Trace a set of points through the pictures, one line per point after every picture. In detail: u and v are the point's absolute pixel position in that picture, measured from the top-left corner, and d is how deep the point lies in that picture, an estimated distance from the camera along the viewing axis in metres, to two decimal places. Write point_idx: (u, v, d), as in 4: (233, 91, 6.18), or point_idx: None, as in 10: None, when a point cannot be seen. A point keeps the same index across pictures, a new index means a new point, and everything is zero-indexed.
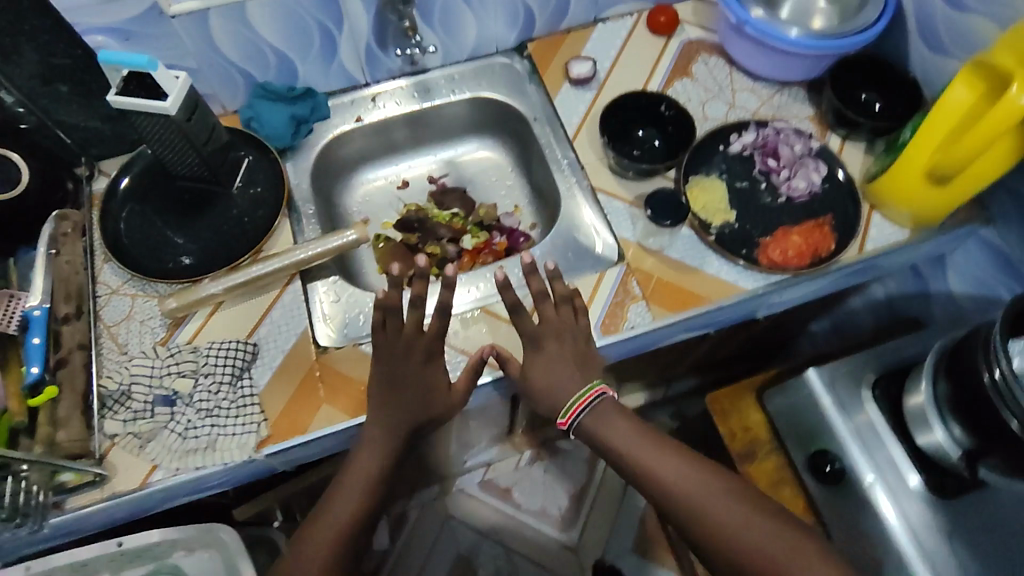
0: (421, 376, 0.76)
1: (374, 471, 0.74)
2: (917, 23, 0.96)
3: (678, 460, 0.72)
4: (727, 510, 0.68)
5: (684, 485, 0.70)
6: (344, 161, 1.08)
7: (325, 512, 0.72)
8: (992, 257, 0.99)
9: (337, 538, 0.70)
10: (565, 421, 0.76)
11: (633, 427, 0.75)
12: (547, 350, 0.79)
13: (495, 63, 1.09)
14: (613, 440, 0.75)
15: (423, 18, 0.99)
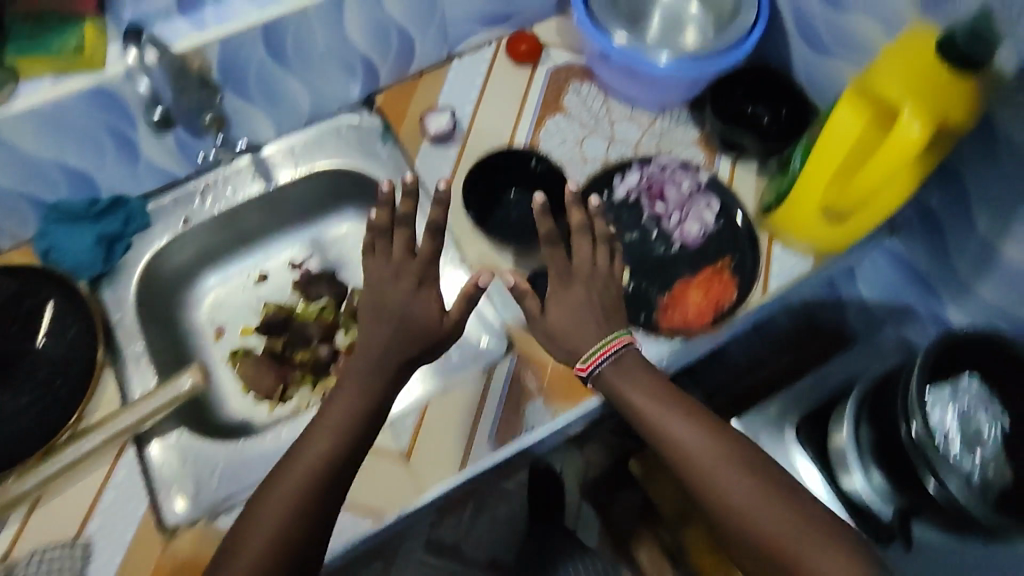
0: (400, 298, 0.68)
1: (335, 454, 0.61)
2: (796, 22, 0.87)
3: (698, 426, 0.64)
4: (738, 487, 0.60)
5: (692, 455, 0.62)
6: (184, 267, 0.93)
7: (272, 485, 0.59)
8: (903, 268, 0.93)
9: (281, 522, 0.57)
10: (586, 367, 0.67)
11: (658, 390, 0.66)
12: (576, 291, 0.69)
13: (341, 126, 0.95)
14: (636, 403, 0.66)
15: (237, 94, 0.82)
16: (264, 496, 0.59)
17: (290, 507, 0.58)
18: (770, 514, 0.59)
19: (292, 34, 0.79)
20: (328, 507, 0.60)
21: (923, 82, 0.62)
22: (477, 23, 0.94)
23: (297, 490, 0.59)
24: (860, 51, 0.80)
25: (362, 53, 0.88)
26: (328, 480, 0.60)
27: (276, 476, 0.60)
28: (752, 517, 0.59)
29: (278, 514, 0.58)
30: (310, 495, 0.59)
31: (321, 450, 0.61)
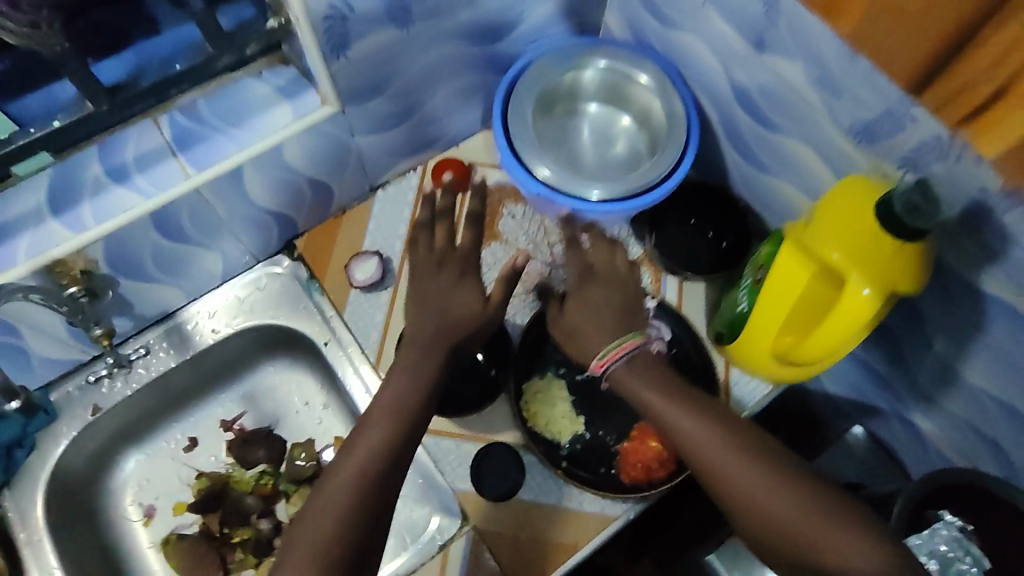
0: (436, 300, 0.68)
1: (385, 451, 0.59)
2: (728, 135, 0.84)
3: (715, 421, 0.61)
4: (746, 479, 0.57)
5: (703, 446, 0.59)
6: (103, 448, 0.86)
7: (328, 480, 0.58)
8: (862, 368, 0.91)
9: (339, 512, 0.55)
10: (603, 363, 0.66)
11: (671, 374, 0.65)
12: (595, 291, 0.70)
13: (261, 279, 0.88)
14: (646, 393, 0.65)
15: (132, 278, 0.76)
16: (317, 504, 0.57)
17: (341, 513, 0.55)
18: (793, 516, 0.54)
19: (188, 214, 0.73)
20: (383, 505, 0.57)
21: (863, 247, 0.60)
22: (397, 156, 0.90)
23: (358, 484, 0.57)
24: (797, 173, 0.77)
25: (272, 210, 0.82)
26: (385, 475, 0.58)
27: (322, 489, 0.58)
28: (765, 513, 0.55)
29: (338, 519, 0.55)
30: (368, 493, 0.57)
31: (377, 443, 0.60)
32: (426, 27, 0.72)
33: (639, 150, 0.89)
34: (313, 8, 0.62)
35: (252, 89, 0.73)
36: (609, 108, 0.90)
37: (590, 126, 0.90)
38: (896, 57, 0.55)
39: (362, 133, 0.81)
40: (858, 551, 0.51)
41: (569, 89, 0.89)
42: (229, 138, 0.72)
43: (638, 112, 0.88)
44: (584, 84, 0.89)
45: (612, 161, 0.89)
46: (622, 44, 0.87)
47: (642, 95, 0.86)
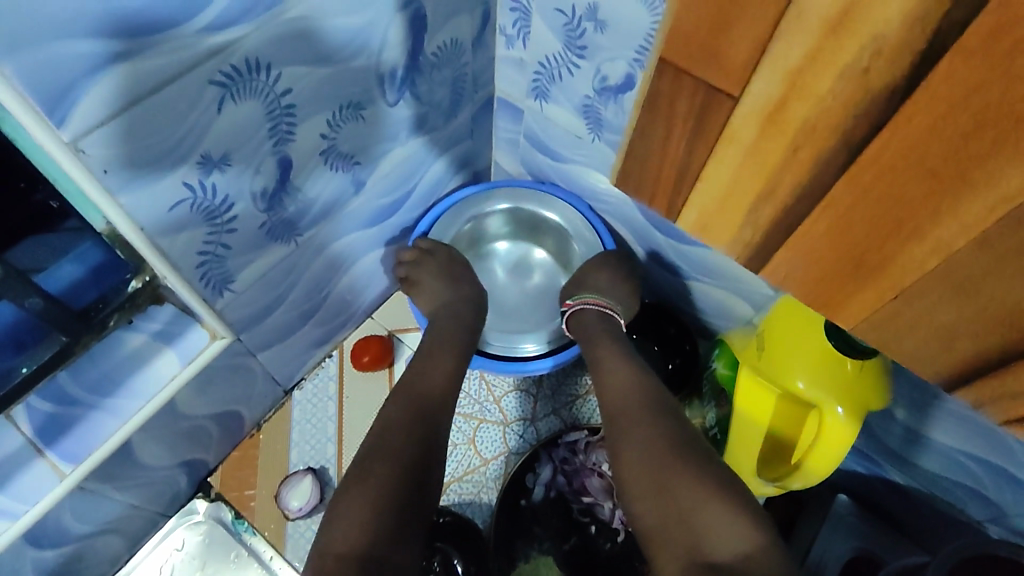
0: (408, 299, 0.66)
1: (414, 430, 0.58)
2: (644, 250, 0.82)
3: (638, 380, 0.64)
4: (651, 439, 0.56)
5: (619, 394, 0.62)
6: None
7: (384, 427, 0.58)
8: None
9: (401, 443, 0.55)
10: (569, 304, 0.77)
11: (633, 355, 0.68)
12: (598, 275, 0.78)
13: (177, 539, 0.76)
14: (608, 365, 0.67)
15: None
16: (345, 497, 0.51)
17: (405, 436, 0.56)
18: (668, 469, 0.53)
19: (71, 509, 0.61)
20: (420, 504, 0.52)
21: (827, 375, 0.59)
22: (312, 348, 0.81)
23: (393, 475, 0.53)
24: (724, 279, 0.75)
25: (179, 458, 0.71)
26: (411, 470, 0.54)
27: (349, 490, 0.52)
28: (660, 485, 0.52)
29: (365, 511, 0.50)
30: (404, 483, 0.52)
31: (408, 438, 0.56)
32: (315, 231, 0.67)
33: (557, 279, 0.87)
34: (184, 263, 0.54)
35: (125, 343, 0.60)
36: (519, 242, 0.88)
37: (504, 264, 0.88)
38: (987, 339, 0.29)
39: (264, 347, 0.73)
40: (723, 530, 0.47)
41: (476, 235, 0.86)
42: (109, 411, 0.60)
43: (548, 243, 0.86)
44: (490, 227, 0.86)
45: (535, 296, 0.87)
46: (522, 181, 0.84)
47: (551, 229, 0.84)
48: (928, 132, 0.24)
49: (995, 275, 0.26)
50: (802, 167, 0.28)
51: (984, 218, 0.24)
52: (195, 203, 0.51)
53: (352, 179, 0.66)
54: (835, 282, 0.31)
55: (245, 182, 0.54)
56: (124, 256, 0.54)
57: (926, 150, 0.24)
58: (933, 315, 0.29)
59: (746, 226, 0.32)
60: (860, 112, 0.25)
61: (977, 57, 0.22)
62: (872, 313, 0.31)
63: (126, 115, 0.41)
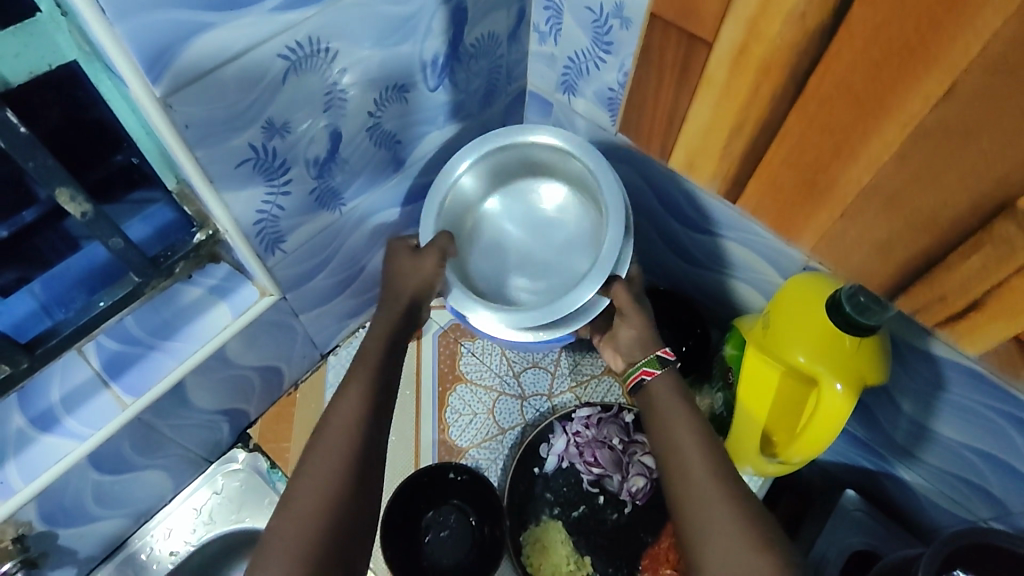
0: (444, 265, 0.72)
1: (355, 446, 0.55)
2: (665, 240, 0.88)
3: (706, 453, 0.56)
4: (722, 523, 0.51)
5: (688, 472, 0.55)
6: None
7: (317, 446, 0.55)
8: (847, 438, 0.92)
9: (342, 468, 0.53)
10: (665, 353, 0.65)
11: (704, 425, 0.59)
12: None
13: (217, 483, 0.82)
14: (670, 420, 0.60)
15: (62, 525, 0.68)
16: (300, 486, 0.52)
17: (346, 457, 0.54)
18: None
19: (129, 441, 0.68)
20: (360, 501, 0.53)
21: (828, 353, 0.62)
22: (346, 317, 0.88)
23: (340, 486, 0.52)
24: (739, 268, 0.80)
25: (222, 407, 0.78)
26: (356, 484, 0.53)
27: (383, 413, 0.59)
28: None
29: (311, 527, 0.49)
30: (352, 479, 0.53)
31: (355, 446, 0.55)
32: (359, 201, 0.74)
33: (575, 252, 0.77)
34: (244, 220, 0.61)
35: (184, 294, 0.69)
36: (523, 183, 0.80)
37: (514, 223, 0.79)
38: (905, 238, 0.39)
39: (306, 309, 0.79)
40: None
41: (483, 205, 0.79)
42: (167, 352, 0.68)
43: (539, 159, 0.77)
44: (482, 186, 0.78)
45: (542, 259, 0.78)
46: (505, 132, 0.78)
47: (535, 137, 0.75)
48: (845, 75, 0.36)
49: (910, 193, 0.37)
50: (763, 111, 0.41)
51: (895, 132, 0.35)
52: (257, 164, 0.58)
53: (392, 158, 0.73)
54: (801, 198, 0.43)
55: (300, 149, 0.61)
56: (190, 213, 0.63)
57: (850, 88, 0.36)
58: (871, 228, 0.40)
59: (730, 159, 0.46)
60: (795, 68, 0.38)
61: (866, 25, 0.33)
62: (828, 229, 0.43)
63: (207, 77, 0.48)
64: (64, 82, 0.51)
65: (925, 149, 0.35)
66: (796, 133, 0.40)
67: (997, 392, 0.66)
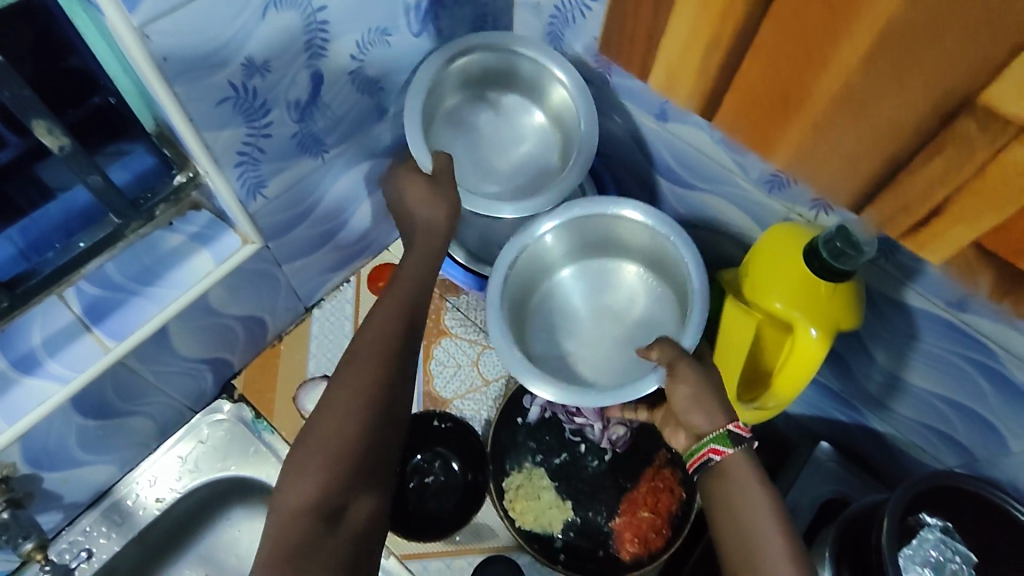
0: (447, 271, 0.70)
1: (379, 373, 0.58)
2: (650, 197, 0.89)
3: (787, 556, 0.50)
4: None
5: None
6: None
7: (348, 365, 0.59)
8: (821, 391, 0.94)
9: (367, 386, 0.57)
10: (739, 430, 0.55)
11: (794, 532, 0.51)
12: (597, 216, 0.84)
13: (202, 431, 0.83)
14: (750, 498, 0.52)
15: (47, 468, 0.68)
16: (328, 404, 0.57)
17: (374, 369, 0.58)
18: None
19: (113, 386, 0.68)
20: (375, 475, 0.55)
21: (803, 299, 0.64)
22: (330, 271, 0.88)
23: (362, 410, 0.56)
24: (720, 223, 0.82)
25: (207, 356, 0.78)
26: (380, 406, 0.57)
27: (404, 361, 0.60)
28: None
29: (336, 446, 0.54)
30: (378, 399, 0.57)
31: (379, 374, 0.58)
32: (343, 148, 0.73)
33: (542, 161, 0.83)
34: (225, 160, 0.61)
35: (165, 241, 0.68)
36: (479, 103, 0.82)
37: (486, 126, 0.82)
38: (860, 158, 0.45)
39: (290, 259, 0.79)
40: None
41: (452, 115, 0.80)
42: (149, 298, 0.67)
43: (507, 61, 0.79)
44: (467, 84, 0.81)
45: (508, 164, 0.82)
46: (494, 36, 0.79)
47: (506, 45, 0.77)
48: (798, 11, 0.40)
49: (866, 106, 0.41)
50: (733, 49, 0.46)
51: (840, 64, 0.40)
52: (237, 103, 0.57)
53: (376, 105, 0.73)
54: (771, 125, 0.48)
55: (281, 91, 0.60)
56: (168, 155, 0.62)
57: (802, 25, 0.40)
58: (840, 141, 0.45)
59: (712, 83, 0.50)
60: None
61: None
62: (801, 143, 0.47)
63: (186, 8, 0.48)
64: (39, 11, 0.50)
65: (869, 77, 0.40)
66: (771, 59, 0.44)
67: (968, 341, 0.68)
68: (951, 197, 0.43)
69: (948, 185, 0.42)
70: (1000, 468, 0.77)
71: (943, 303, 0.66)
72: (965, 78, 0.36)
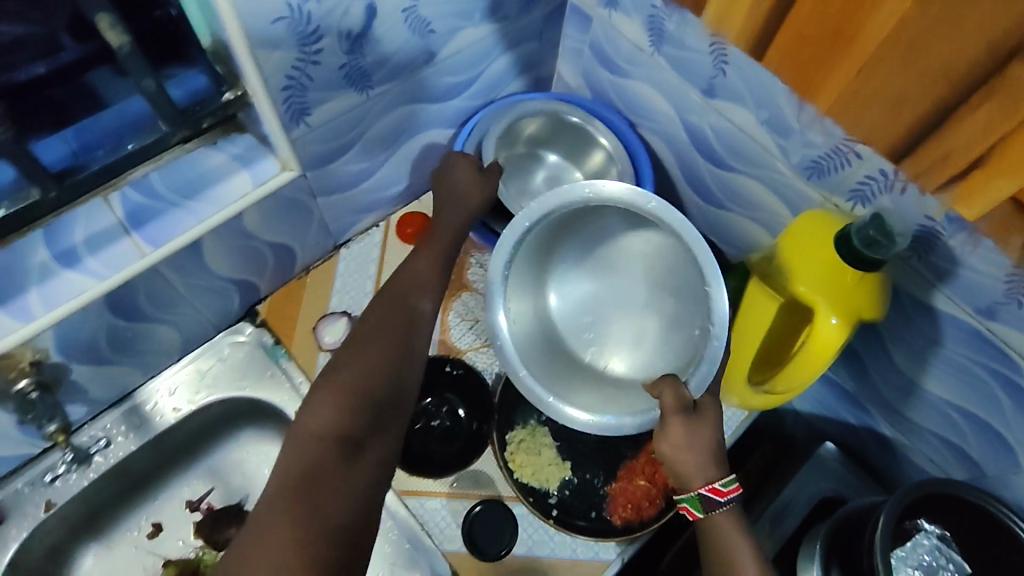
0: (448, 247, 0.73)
1: (395, 332, 0.63)
2: (686, 176, 0.89)
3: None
4: None
5: None
6: (46, 552, 0.78)
7: (366, 323, 0.64)
8: (833, 390, 0.93)
9: (381, 340, 0.62)
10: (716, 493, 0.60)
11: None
12: None
13: (223, 350, 0.85)
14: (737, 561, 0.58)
15: (80, 361, 0.72)
16: (347, 356, 0.61)
17: (393, 324, 0.64)
18: None
19: (145, 292, 0.71)
20: (391, 415, 0.59)
21: (829, 285, 0.64)
22: (361, 212, 0.89)
23: (380, 365, 0.60)
24: (753, 207, 0.81)
25: (236, 277, 0.81)
26: (395, 358, 0.61)
27: (418, 318, 0.65)
28: None
29: (354, 395, 0.58)
30: (394, 351, 0.62)
31: (396, 332, 0.63)
32: (387, 87, 0.74)
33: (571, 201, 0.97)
34: (274, 82, 0.63)
35: (208, 159, 0.71)
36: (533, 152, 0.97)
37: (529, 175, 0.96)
38: (905, 106, 0.48)
39: (325, 194, 0.81)
40: None
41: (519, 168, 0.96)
42: (188, 211, 0.69)
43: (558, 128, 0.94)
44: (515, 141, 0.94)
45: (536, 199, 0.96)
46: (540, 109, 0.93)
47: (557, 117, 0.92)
48: None
49: (920, 49, 0.44)
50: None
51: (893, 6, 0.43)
52: (292, 24, 0.58)
53: (426, 47, 0.73)
54: (819, 66, 0.51)
55: (336, 19, 0.61)
56: (221, 72, 0.64)
57: None
58: (887, 82, 0.47)
59: (760, 23, 0.54)
60: None
61: None
62: (847, 87, 0.50)
63: None
64: None
65: (922, 19, 0.42)
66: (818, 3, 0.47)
67: (993, 350, 0.67)
68: (995, 152, 0.45)
69: (994, 139, 0.45)
70: (1007, 485, 0.76)
71: (973, 306, 0.65)
72: (1018, 22, 0.38)
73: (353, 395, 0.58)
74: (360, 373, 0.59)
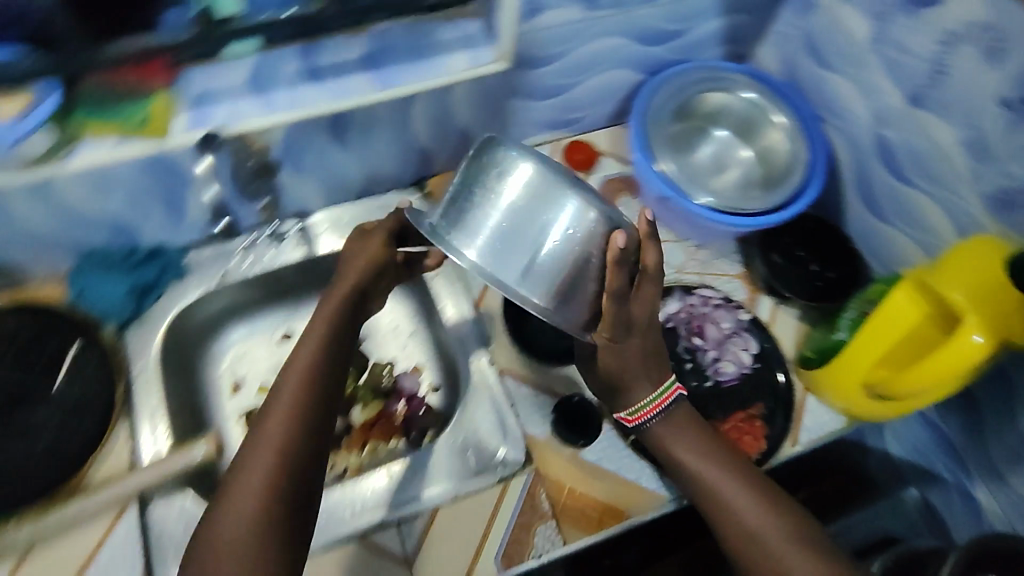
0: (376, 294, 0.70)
1: (288, 419, 0.59)
2: (856, 182, 0.89)
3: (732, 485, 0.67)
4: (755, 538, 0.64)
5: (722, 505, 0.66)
6: (203, 321, 0.90)
7: (269, 401, 0.61)
8: (934, 437, 0.91)
9: (287, 416, 0.59)
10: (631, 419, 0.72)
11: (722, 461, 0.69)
12: None
13: (388, 206, 0.96)
14: (735, 510, 0.66)
15: (289, 165, 0.83)
16: (252, 440, 0.59)
17: (293, 407, 0.60)
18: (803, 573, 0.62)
19: (357, 124, 0.81)
20: (290, 533, 0.56)
21: (985, 301, 0.64)
22: (538, 125, 0.96)
23: (267, 450, 0.57)
24: (918, 225, 0.81)
25: (421, 143, 0.90)
26: (305, 441, 0.59)
27: (324, 420, 0.61)
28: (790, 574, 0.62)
29: (241, 500, 0.55)
30: (290, 480, 0.57)
31: (279, 428, 0.59)
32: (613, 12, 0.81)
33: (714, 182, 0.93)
34: None
35: (439, 31, 0.80)
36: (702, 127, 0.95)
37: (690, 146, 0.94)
38: None
39: (521, 94, 0.89)
40: None
41: (685, 140, 0.94)
42: (412, 68, 0.79)
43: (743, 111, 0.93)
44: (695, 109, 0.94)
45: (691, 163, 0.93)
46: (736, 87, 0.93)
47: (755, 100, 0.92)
48: None
49: None
50: None
51: None
52: None
53: None
54: None
55: None
56: None
57: None
58: None
59: None
60: None
61: None
62: None
63: None
64: None
65: None
66: None
67: None
68: None
69: None
70: None
71: None
72: None
73: (241, 491, 0.55)
74: (244, 473, 0.56)
